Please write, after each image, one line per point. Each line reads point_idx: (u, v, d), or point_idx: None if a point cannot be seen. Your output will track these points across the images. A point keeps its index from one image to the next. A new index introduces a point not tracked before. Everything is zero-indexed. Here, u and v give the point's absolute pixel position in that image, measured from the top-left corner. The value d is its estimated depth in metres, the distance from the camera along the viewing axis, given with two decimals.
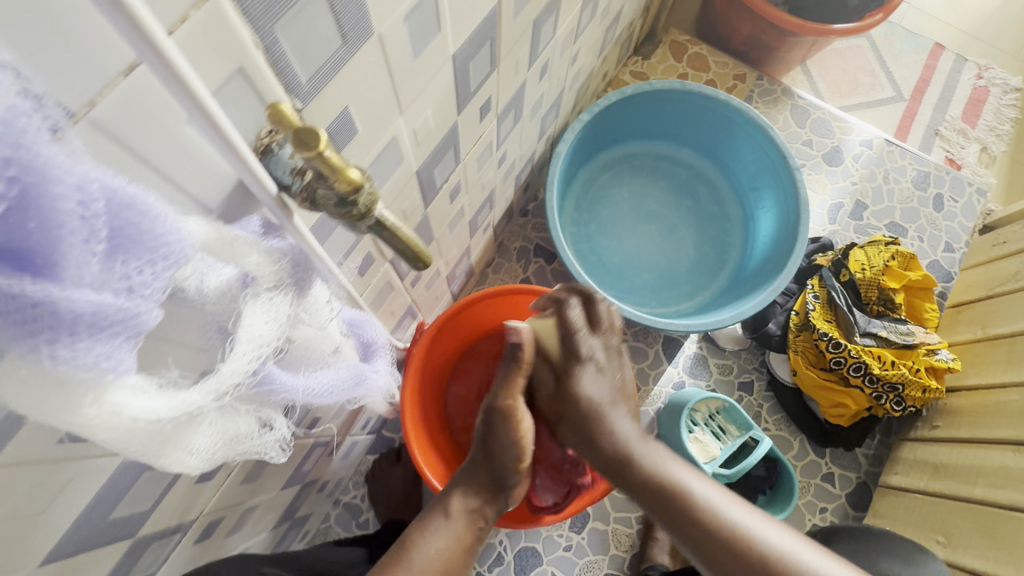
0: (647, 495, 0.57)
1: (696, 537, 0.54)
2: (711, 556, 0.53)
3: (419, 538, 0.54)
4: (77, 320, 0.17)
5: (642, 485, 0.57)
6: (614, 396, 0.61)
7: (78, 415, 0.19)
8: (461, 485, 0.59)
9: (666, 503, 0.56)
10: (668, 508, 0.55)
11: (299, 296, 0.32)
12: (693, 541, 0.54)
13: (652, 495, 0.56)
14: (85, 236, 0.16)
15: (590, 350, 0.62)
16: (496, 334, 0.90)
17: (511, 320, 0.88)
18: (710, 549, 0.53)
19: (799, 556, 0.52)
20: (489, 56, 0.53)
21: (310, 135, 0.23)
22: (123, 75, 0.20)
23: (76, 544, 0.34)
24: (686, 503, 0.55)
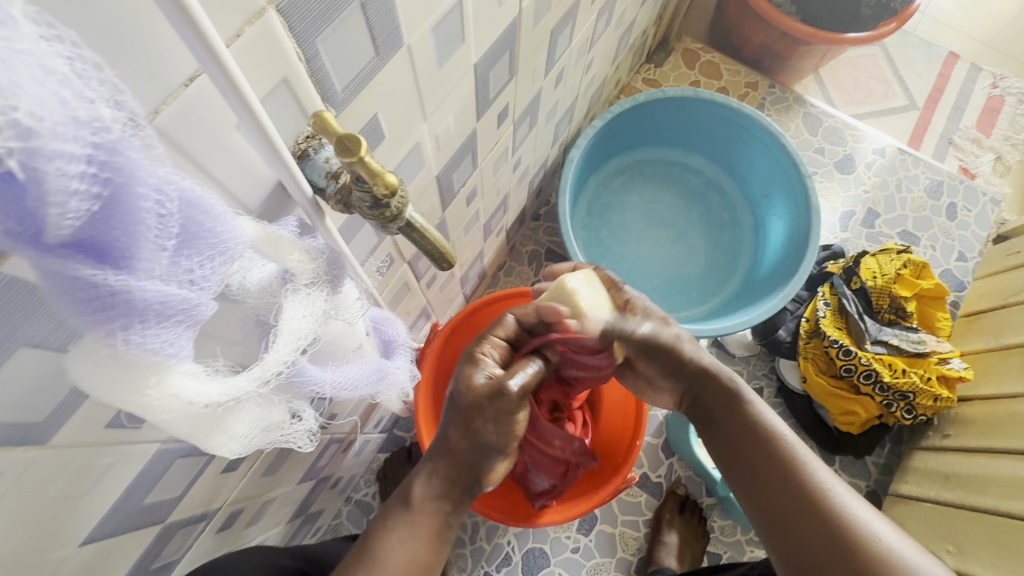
0: (720, 416, 0.56)
1: (762, 475, 0.52)
2: (766, 488, 0.51)
3: (389, 535, 0.47)
4: (147, 308, 0.19)
5: (719, 403, 0.56)
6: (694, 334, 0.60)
7: (143, 396, 0.21)
8: None
9: (738, 425, 0.55)
10: (738, 443, 0.54)
11: (332, 293, 0.34)
12: (752, 468, 0.53)
13: (726, 416, 0.56)
14: (158, 232, 0.18)
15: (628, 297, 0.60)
16: None
17: None
18: (766, 485, 0.51)
19: (869, 526, 0.47)
20: (509, 65, 0.55)
21: (352, 141, 0.25)
22: (185, 85, 0.22)
23: (113, 527, 0.36)
24: (763, 433, 0.53)
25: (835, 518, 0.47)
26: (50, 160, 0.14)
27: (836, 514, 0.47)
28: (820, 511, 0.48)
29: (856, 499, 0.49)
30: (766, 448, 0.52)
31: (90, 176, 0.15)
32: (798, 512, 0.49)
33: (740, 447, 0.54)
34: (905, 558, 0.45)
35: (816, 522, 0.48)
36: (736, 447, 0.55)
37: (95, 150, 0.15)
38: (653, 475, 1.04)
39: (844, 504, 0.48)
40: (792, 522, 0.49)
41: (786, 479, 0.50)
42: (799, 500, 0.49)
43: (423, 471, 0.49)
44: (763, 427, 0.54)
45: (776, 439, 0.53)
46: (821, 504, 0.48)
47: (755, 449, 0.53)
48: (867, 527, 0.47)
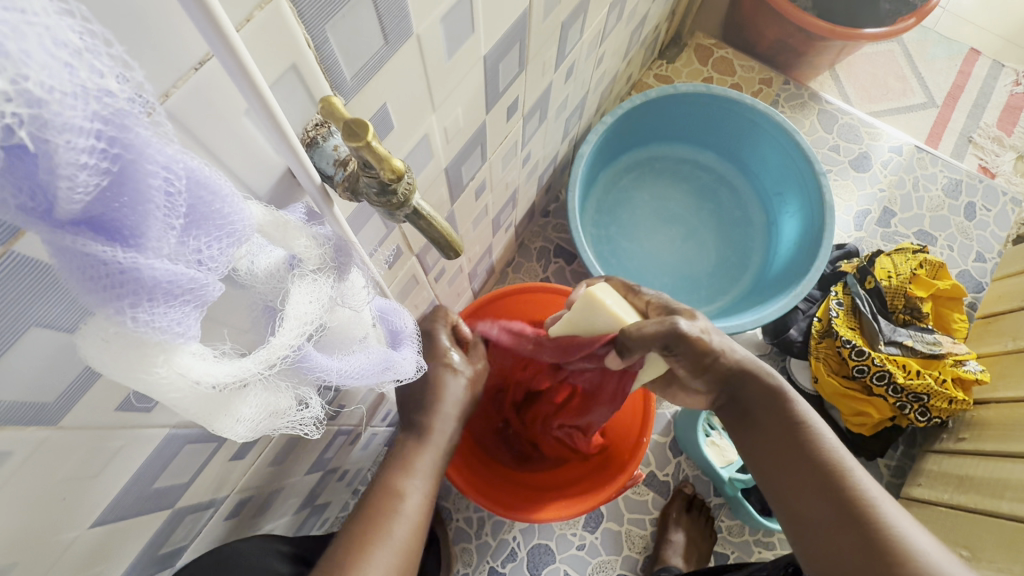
0: (759, 414, 0.56)
1: (795, 470, 0.52)
2: (798, 484, 0.51)
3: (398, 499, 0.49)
4: (155, 287, 0.19)
5: (758, 399, 0.57)
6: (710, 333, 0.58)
7: (150, 374, 0.21)
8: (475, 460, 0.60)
9: (776, 423, 0.55)
10: (774, 438, 0.54)
11: (339, 281, 0.34)
12: (786, 467, 0.52)
13: (766, 413, 0.56)
14: (167, 211, 0.18)
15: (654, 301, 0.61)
16: None
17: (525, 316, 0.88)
18: (799, 480, 0.51)
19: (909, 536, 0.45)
20: (519, 57, 0.55)
21: (359, 125, 0.25)
22: (195, 68, 0.22)
23: (123, 510, 0.37)
24: (803, 432, 0.53)
25: (869, 518, 0.46)
26: (59, 132, 0.14)
27: (873, 520, 0.46)
28: (853, 510, 0.47)
29: (898, 508, 0.47)
30: (803, 448, 0.52)
31: (99, 152, 0.15)
32: (830, 509, 0.48)
33: (775, 441, 0.54)
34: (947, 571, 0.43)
35: (850, 524, 0.47)
36: (772, 445, 0.54)
37: (104, 126, 0.15)
38: (660, 474, 1.04)
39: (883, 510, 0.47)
40: (822, 518, 0.48)
41: (822, 480, 0.49)
42: (831, 497, 0.48)
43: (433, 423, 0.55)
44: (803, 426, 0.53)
45: (814, 440, 0.52)
46: (857, 503, 0.47)
47: (791, 446, 0.53)
48: (907, 536, 0.45)
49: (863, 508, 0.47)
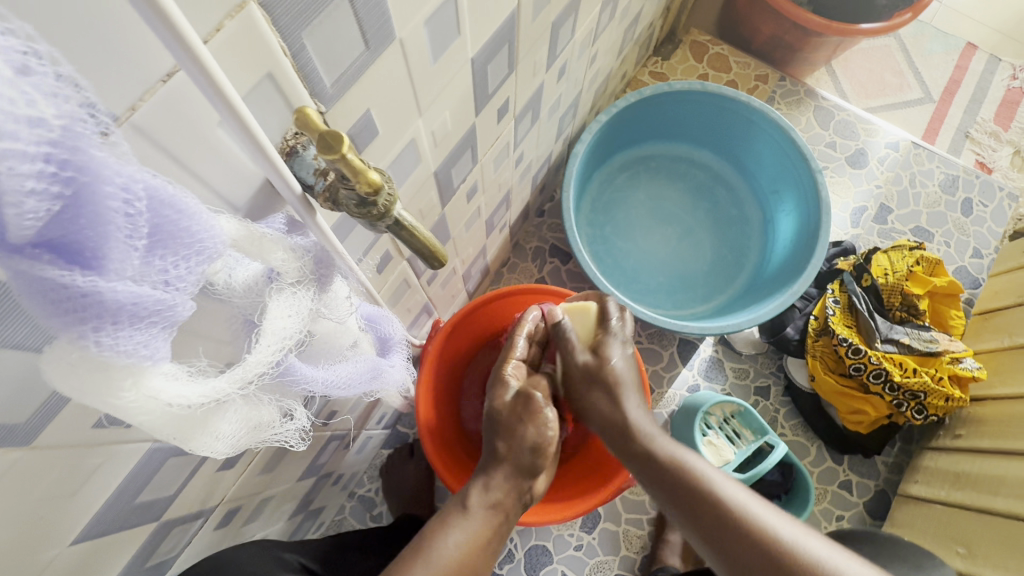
0: (655, 476, 0.57)
1: (695, 512, 0.54)
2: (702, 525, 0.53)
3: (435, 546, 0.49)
4: (120, 309, 0.18)
5: (638, 451, 0.58)
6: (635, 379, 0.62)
7: (117, 398, 0.20)
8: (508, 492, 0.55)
9: (677, 488, 0.55)
10: (666, 485, 0.56)
11: (320, 291, 0.33)
12: (703, 527, 0.53)
13: (663, 484, 0.56)
14: (128, 232, 0.18)
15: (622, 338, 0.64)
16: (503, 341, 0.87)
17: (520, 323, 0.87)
18: (701, 522, 0.53)
19: (806, 544, 0.49)
20: (508, 59, 0.54)
21: (334, 137, 0.24)
22: (163, 80, 0.22)
23: (104, 525, 0.36)
24: (699, 490, 0.54)
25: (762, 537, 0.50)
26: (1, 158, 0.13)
27: (778, 549, 0.48)
28: (750, 535, 0.50)
29: (778, 515, 0.51)
30: (706, 506, 0.53)
31: (48, 175, 0.15)
32: (736, 541, 0.50)
33: (667, 491, 0.56)
34: (837, 562, 0.47)
35: (769, 563, 0.48)
36: (680, 508, 0.55)
37: (53, 148, 0.14)
38: None
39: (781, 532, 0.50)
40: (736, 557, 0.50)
41: (733, 533, 0.51)
42: (728, 526, 0.51)
43: (481, 481, 0.55)
44: (695, 482, 0.54)
45: (712, 493, 0.53)
46: (750, 528, 0.50)
47: (680, 490, 0.55)
48: (805, 546, 0.48)
49: (760, 538, 0.50)
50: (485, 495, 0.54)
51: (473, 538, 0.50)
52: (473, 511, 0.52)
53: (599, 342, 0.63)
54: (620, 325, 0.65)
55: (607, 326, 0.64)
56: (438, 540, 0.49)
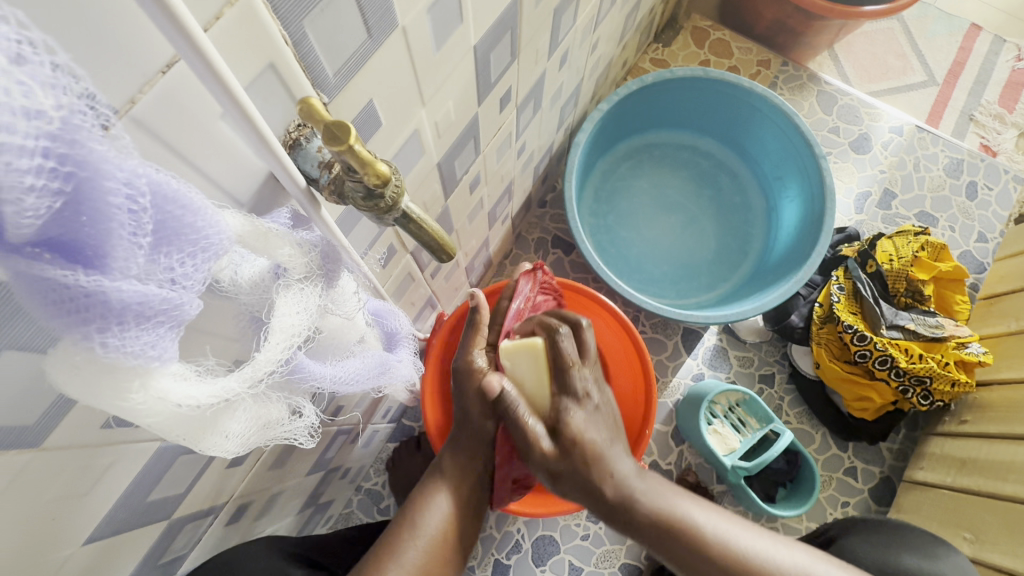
0: (662, 541, 0.51)
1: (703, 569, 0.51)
2: None
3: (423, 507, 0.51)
4: (125, 309, 0.18)
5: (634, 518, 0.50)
6: (612, 435, 0.52)
7: (126, 400, 0.20)
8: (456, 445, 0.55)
9: (679, 551, 0.51)
10: (672, 548, 0.50)
11: (327, 286, 0.33)
12: None
13: (673, 548, 0.51)
14: (132, 230, 0.17)
15: (584, 384, 0.52)
16: None
17: None
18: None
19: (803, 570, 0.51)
20: (510, 45, 0.53)
21: (339, 128, 0.24)
22: (162, 71, 0.21)
23: (116, 525, 0.36)
24: (703, 552, 0.50)
25: None
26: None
27: None
28: None
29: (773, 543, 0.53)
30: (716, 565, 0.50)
31: (47, 171, 0.14)
32: None
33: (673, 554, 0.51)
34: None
35: None
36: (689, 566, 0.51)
37: (52, 143, 0.14)
38: (662, 463, 1.04)
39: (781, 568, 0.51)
40: None
41: None
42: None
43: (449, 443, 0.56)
44: (698, 544, 0.50)
45: (717, 553, 0.50)
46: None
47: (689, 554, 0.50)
48: None
49: None
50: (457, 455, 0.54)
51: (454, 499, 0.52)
52: (449, 472, 0.54)
53: (560, 412, 0.50)
54: (581, 369, 0.52)
55: (568, 382, 0.51)
56: (423, 509, 0.51)
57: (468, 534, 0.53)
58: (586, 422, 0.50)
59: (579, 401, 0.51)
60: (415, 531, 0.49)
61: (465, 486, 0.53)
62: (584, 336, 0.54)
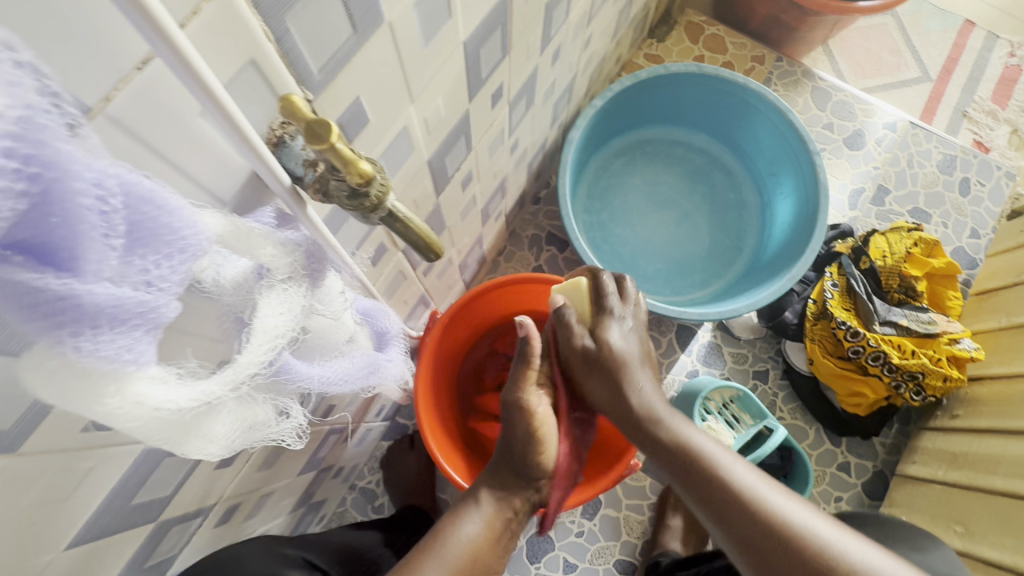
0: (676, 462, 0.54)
1: (712, 498, 0.51)
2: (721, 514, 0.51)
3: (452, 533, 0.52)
4: (99, 313, 0.17)
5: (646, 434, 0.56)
6: (644, 356, 0.58)
7: (102, 405, 0.19)
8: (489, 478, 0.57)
9: (684, 468, 0.53)
10: (683, 470, 0.53)
11: (313, 286, 0.32)
12: (722, 516, 0.51)
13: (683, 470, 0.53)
14: (103, 231, 0.17)
15: (622, 314, 0.59)
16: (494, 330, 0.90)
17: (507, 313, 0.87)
18: (718, 510, 0.51)
19: (813, 528, 0.48)
20: (502, 41, 0.53)
21: (322, 126, 0.23)
22: (138, 68, 0.21)
23: (100, 528, 0.35)
24: (707, 471, 0.52)
25: (785, 531, 0.48)
26: None
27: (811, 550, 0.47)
28: (771, 529, 0.48)
29: (792, 499, 0.51)
30: (721, 496, 0.51)
31: (12, 172, 0.14)
32: (759, 535, 0.48)
33: (685, 477, 0.53)
34: (841, 546, 0.47)
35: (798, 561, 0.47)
36: (700, 495, 0.52)
37: (15, 143, 0.13)
38: None
39: (785, 514, 0.49)
40: (759, 551, 0.48)
41: (756, 526, 0.49)
42: (749, 517, 0.49)
43: (488, 479, 0.57)
44: (704, 464, 0.53)
45: (721, 476, 0.52)
46: (771, 523, 0.48)
47: (697, 479, 0.52)
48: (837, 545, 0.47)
49: (781, 527, 0.48)
50: (495, 491, 0.56)
51: (484, 531, 0.53)
52: (485, 504, 0.55)
53: (598, 325, 0.58)
54: (621, 303, 0.59)
55: (606, 306, 0.58)
56: (452, 532, 0.52)
57: (495, 561, 0.53)
58: (623, 339, 0.57)
59: (615, 320, 0.58)
60: (439, 557, 0.49)
61: (500, 518, 0.54)
62: (623, 282, 0.61)
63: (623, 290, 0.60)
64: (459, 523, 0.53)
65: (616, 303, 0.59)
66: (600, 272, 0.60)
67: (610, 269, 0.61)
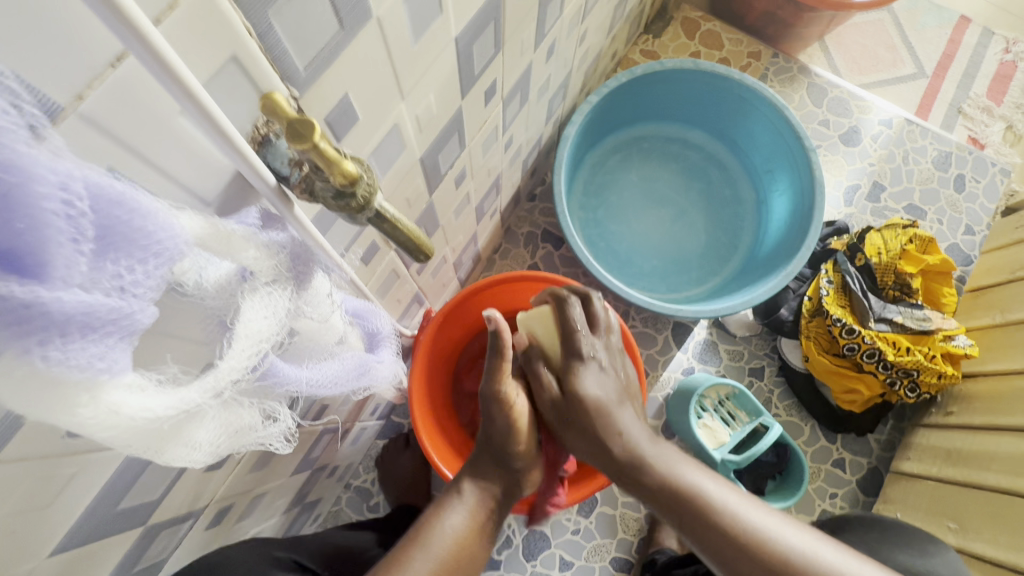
0: (670, 501, 0.54)
1: (713, 540, 0.52)
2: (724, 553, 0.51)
3: (436, 523, 0.51)
4: (68, 321, 0.16)
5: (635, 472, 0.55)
6: (621, 395, 0.60)
7: (74, 416, 0.19)
8: (471, 469, 0.57)
9: (676, 508, 0.53)
10: (679, 511, 0.53)
11: (299, 288, 0.32)
12: (725, 556, 0.51)
13: (679, 510, 0.53)
14: (72, 236, 0.16)
15: (593, 351, 0.61)
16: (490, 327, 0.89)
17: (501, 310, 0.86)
18: (721, 549, 0.51)
19: (814, 554, 0.50)
20: (494, 37, 0.52)
21: (304, 126, 0.23)
22: (112, 65, 0.20)
23: (85, 534, 0.35)
24: (702, 510, 0.52)
25: (791, 565, 0.49)
26: None
27: None
28: (776, 565, 0.49)
29: (791, 527, 0.52)
30: (723, 536, 0.51)
31: None
32: (766, 573, 0.49)
33: (682, 519, 0.53)
34: (840, 568, 0.49)
35: None
36: (700, 536, 0.52)
37: None
38: None
39: (785, 542, 0.50)
40: None
41: (761, 564, 0.50)
42: (752, 555, 0.50)
43: (470, 469, 0.57)
44: (698, 502, 0.53)
45: (718, 514, 0.52)
46: (774, 559, 0.49)
47: (695, 520, 0.52)
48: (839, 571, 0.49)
49: (785, 561, 0.49)
50: (478, 480, 0.56)
51: (469, 522, 0.52)
52: (468, 494, 0.54)
53: (569, 368, 0.60)
54: (589, 338, 0.62)
55: (574, 348, 0.60)
56: (435, 523, 0.51)
57: (480, 552, 0.52)
58: (592, 379, 0.59)
59: (585, 362, 0.60)
60: (425, 549, 0.48)
61: (482, 507, 0.54)
62: (590, 310, 0.63)
63: (592, 323, 0.63)
64: (443, 513, 0.52)
65: (584, 336, 0.61)
66: (568, 308, 0.62)
67: (577, 301, 0.63)
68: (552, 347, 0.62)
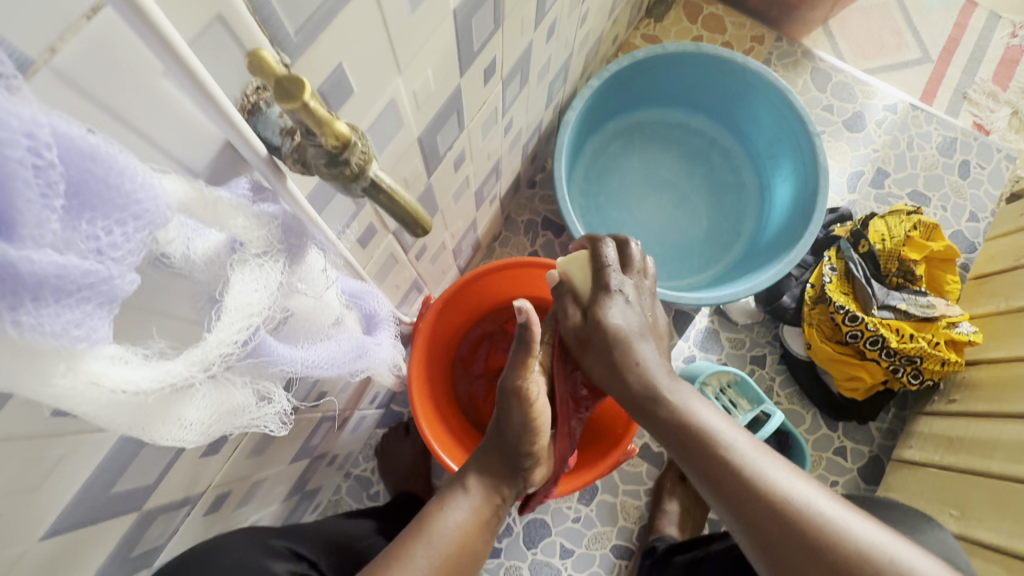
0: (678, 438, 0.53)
1: (714, 475, 0.50)
2: (725, 494, 0.49)
3: (441, 517, 0.51)
4: (40, 284, 0.15)
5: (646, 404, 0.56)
6: (644, 328, 0.60)
7: (51, 386, 0.18)
8: (477, 462, 0.57)
9: (683, 443, 0.53)
10: (685, 446, 0.52)
11: (293, 262, 0.30)
12: (725, 495, 0.49)
13: (684, 445, 0.53)
14: (40, 190, 0.15)
15: (621, 286, 0.62)
16: (488, 315, 0.89)
17: (498, 296, 0.86)
18: (721, 487, 0.49)
19: (819, 506, 0.46)
20: (493, 12, 0.50)
21: (294, 85, 0.22)
22: (87, 17, 0.18)
23: (76, 518, 0.34)
24: (706, 444, 0.51)
25: (793, 513, 0.45)
26: None
27: (824, 534, 0.44)
28: (775, 510, 0.46)
29: (802, 479, 0.48)
30: (723, 474, 0.49)
31: None
32: (763, 516, 0.46)
33: (687, 454, 0.52)
34: (844, 524, 0.44)
35: (806, 545, 0.44)
36: (702, 473, 0.51)
37: None
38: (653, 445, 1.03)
39: (785, 488, 0.47)
40: (766, 536, 0.46)
41: (759, 505, 0.47)
42: (751, 497, 0.47)
43: (476, 464, 0.57)
44: (705, 438, 0.52)
45: (722, 451, 0.50)
46: (774, 503, 0.46)
47: (700, 455, 0.51)
48: (848, 528, 0.44)
49: (786, 506, 0.46)
50: (484, 475, 0.55)
51: (473, 518, 0.52)
52: (473, 489, 0.54)
53: (596, 302, 0.61)
54: (620, 274, 0.62)
55: (604, 282, 0.61)
56: (440, 518, 0.50)
57: (483, 545, 0.52)
58: (620, 312, 0.60)
59: (612, 296, 0.61)
60: (429, 543, 0.48)
61: (487, 502, 0.54)
62: (626, 250, 0.64)
63: (625, 261, 0.63)
64: (448, 508, 0.52)
65: (614, 273, 0.62)
66: (601, 246, 0.63)
67: (612, 240, 0.64)
68: (581, 282, 0.63)
